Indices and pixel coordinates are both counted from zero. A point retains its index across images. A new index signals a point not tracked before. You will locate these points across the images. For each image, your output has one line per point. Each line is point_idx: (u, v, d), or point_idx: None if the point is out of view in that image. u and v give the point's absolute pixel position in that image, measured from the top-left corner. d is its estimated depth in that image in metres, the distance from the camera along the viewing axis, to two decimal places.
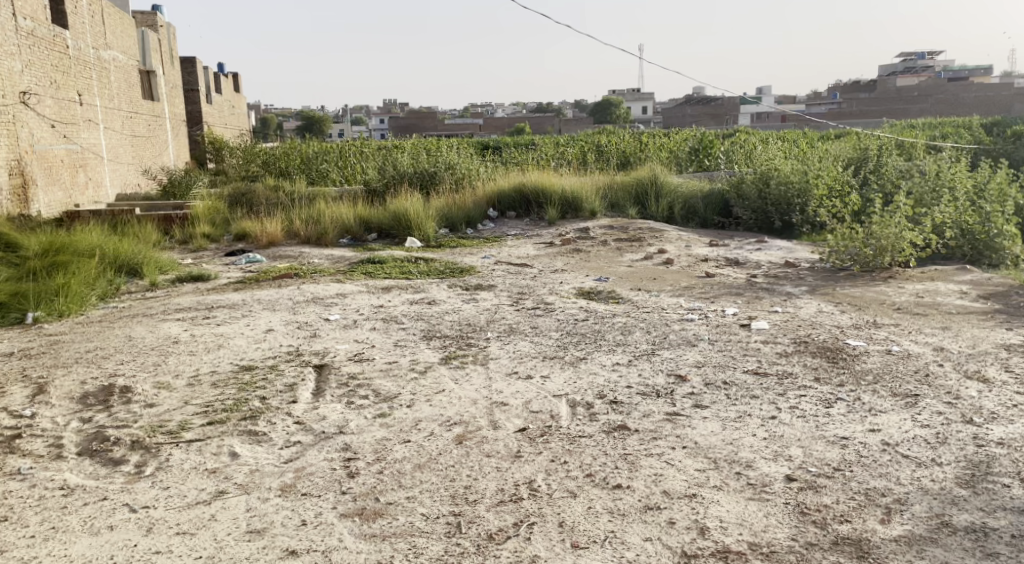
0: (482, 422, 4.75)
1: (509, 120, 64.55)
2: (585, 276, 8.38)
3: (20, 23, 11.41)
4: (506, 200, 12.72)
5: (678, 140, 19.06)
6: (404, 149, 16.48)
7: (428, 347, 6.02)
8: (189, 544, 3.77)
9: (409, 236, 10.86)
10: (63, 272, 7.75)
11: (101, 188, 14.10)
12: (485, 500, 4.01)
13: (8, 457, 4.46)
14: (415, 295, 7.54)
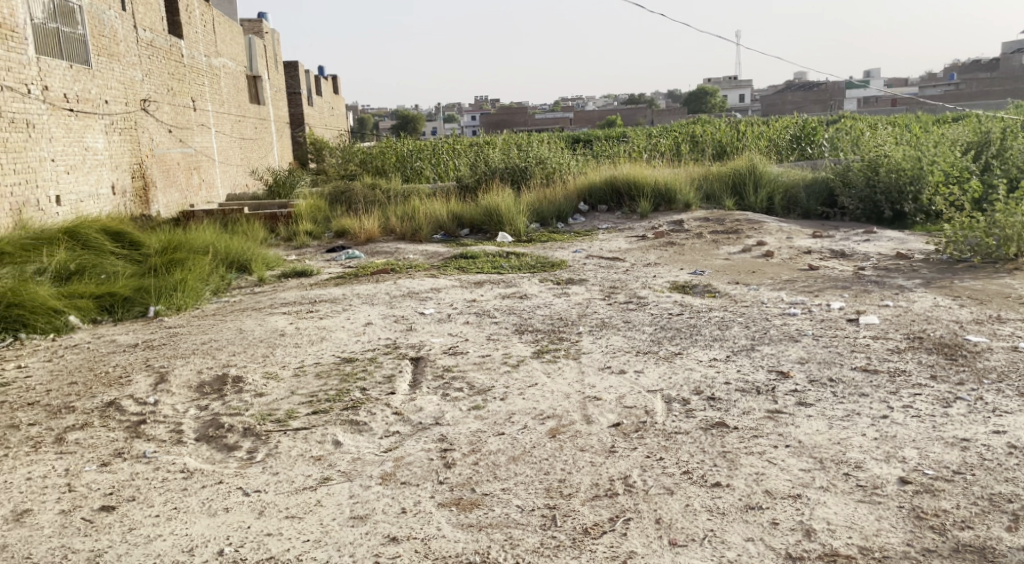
0: (575, 416, 4.84)
1: (602, 114, 64.30)
2: (680, 270, 8.36)
3: (140, 34, 12.05)
4: (598, 193, 12.77)
5: (778, 128, 18.68)
6: (496, 146, 16.63)
7: (520, 341, 6.15)
8: (298, 527, 3.98)
9: (501, 231, 11.01)
10: (180, 268, 8.21)
11: (213, 189, 14.75)
12: (579, 494, 4.10)
13: (134, 441, 4.78)
14: (506, 289, 7.69)
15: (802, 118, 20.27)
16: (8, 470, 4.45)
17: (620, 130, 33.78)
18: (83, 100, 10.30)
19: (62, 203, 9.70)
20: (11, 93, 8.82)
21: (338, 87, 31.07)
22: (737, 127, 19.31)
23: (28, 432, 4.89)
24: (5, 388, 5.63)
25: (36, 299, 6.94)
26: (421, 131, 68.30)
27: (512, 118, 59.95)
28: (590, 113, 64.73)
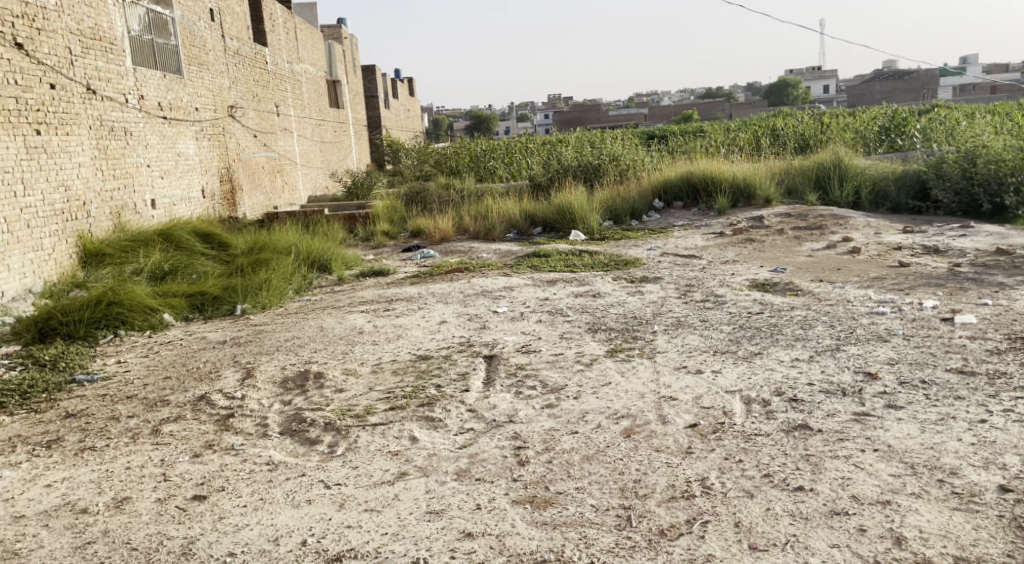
0: (650, 416, 4.88)
1: (678, 108, 63.71)
2: (759, 267, 8.30)
3: (228, 43, 12.49)
4: (673, 190, 12.71)
5: (866, 119, 18.25)
6: (569, 144, 16.61)
7: (593, 339, 6.20)
8: (377, 520, 4.11)
9: (574, 229, 11.06)
10: (264, 268, 8.52)
11: (296, 191, 15.16)
12: (655, 495, 4.14)
13: (223, 434, 5.00)
14: (579, 287, 7.74)
15: (889, 108, 19.74)
16: (108, 459, 4.70)
17: (698, 126, 33.44)
18: (176, 108, 10.73)
19: (157, 207, 10.14)
20: (111, 103, 9.26)
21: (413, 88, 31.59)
22: (820, 119, 18.92)
23: (125, 424, 5.15)
24: (105, 382, 5.93)
25: (133, 297, 7.29)
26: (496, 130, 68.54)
27: (586, 116, 59.84)
28: (666, 108, 64.16)
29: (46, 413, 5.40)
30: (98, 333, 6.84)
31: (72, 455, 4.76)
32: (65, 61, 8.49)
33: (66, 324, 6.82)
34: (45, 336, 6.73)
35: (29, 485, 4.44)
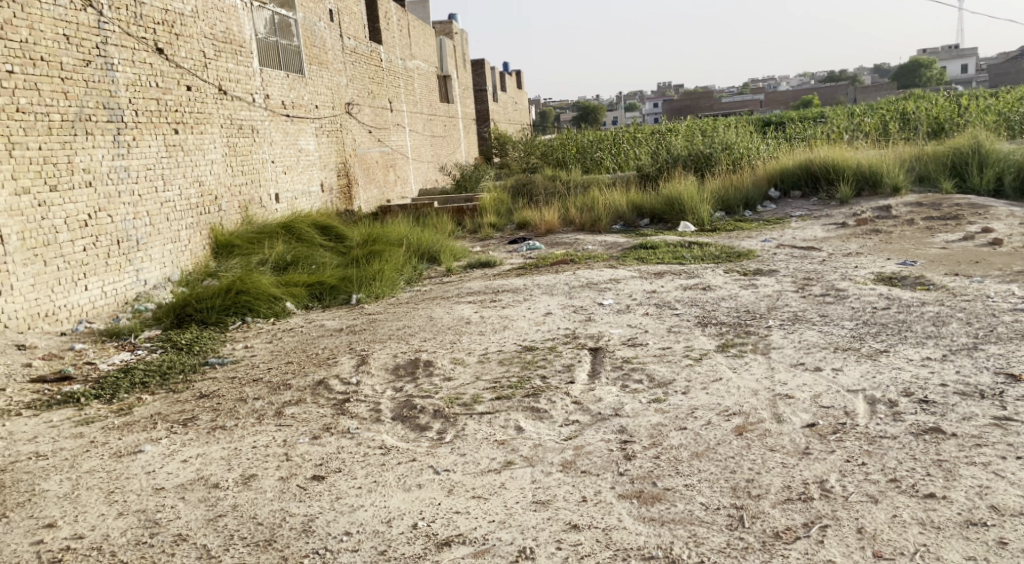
0: (764, 414, 4.85)
1: (796, 93, 61.92)
2: (886, 260, 8.07)
3: (346, 42, 12.91)
4: (792, 178, 12.48)
5: (1010, 101, 17.33)
6: (679, 132, 16.42)
7: (703, 334, 6.18)
8: (484, 507, 4.24)
9: (683, 220, 10.96)
10: (378, 260, 8.83)
11: (407, 184, 15.54)
12: (770, 496, 4.12)
13: (340, 417, 5.23)
14: (688, 280, 7.71)
15: None
16: (237, 438, 4.98)
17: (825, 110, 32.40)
18: (298, 106, 11.18)
19: (280, 201, 10.62)
20: (240, 102, 9.73)
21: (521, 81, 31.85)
22: (958, 101, 18.09)
23: (252, 405, 5.45)
24: (234, 365, 6.29)
25: (259, 286, 7.67)
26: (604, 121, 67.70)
27: (699, 103, 58.86)
28: (784, 94, 62.44)
29: (182, 392, 5.76)
30: (228, 320, 7.25)
31: (204, 433, 5.08)
32: (200, 64, 8.98)
33: (200, 311, 7.26)
34: (182, 322, 7.18)
35: (166, 459, 4.75)
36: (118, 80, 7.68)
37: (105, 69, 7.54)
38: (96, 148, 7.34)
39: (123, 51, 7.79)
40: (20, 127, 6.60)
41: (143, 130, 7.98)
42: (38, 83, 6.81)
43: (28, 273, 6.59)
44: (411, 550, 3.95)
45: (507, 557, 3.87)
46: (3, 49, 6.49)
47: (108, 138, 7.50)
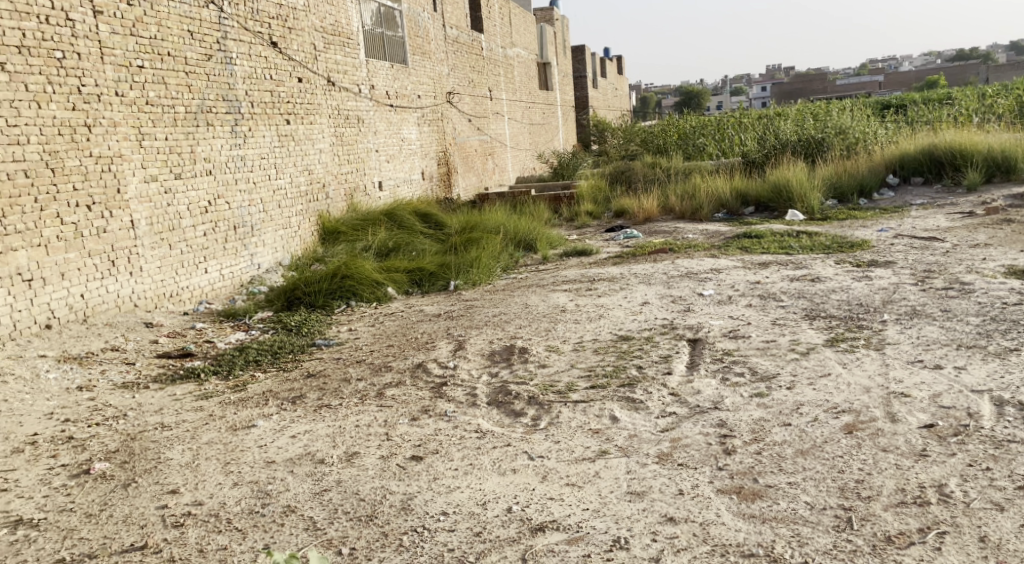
0: (877, 413, 4.73)
1: (914, 76, 59.50)
2: (1016, 253, 7.70)
3: (448, 32, 13.09)
4: (913, 163, 12.02)
5: None
6: (787, 116, 15.97)
7: (811, 327, 6.05)
8: (579, 495, 4.27)
9: (791, 209, 10.71)
10: (475, 247, 8.94)
11: (505, 172, 15.66)
12: (882, 498, 4.03)
13: (438, 401, 5.34)
14: (796, 271, 7.54)
15: None
16: (341, 417, 5.15)
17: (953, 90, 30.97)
18: (401, 96, 11.42)
19: (382, 188, 10.90)
20: (346, 93, 10.03)
21: (622, 68, 31.63)
22: None
23: (355, 386, 5.61)
24: (339, 346, 6.50)
25: (363, 271, 7.88)
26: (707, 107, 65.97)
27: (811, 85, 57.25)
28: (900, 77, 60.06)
29: (292, 371, 5.99)
30: (334, 303, 7.50)
31: (312, 410, 5.26)
32: (311, 56, 9.33)
33: (308, 295, 7.53)
34: (291, 305, 7.48)
35: (277, 434, 4.94)
36: (236, 73, 8.14)
37: (225, 62, 8.00)
38: (215, 138, 7.84)
39: (241, 44, 8.23)
40: (149, 118, 7.12)
41: (258, 120, 8.42)
42: (165, 77, 7.33)
43: (154, 257, 7.13)
44: (506, 533, 4.02)
45: (602, 545, 3.90)
46: (134, 45, 7.02)
47: (227, 129, 7.98)
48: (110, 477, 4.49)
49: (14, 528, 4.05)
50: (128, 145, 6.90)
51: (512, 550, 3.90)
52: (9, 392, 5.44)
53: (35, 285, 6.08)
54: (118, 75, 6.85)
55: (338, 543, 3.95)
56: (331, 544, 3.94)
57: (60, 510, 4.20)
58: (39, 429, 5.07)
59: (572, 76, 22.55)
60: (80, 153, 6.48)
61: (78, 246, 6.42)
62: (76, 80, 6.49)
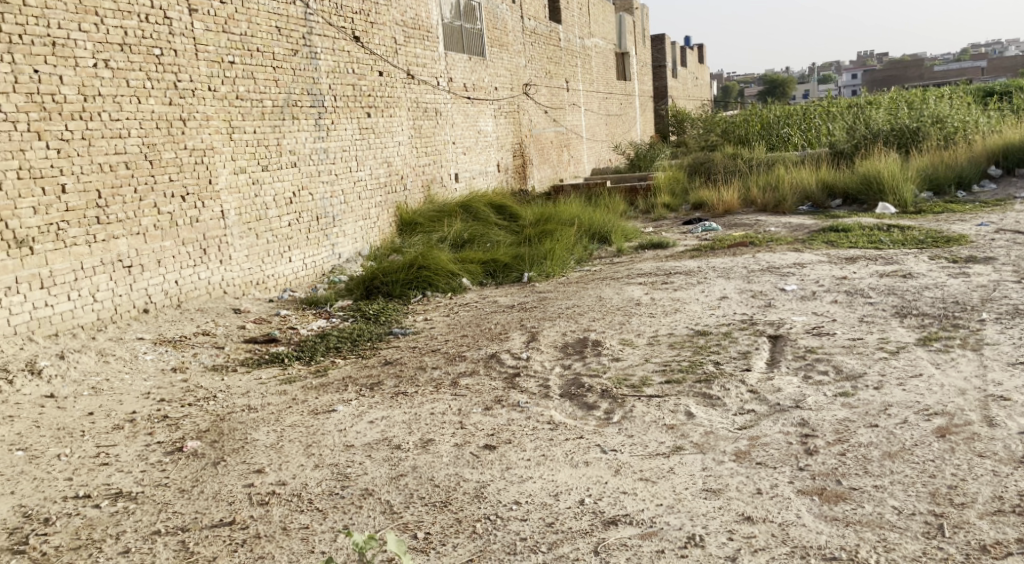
0: (972, 416, 4.53)
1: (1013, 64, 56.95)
2: None
3: (526, 23, 13.05)
4: (1016, 154, 11.49)
5: None
6: (880, 105, 15.42)
7: (901, 325, 5.83)
8: (653, 490, 4.19)
9: (881, 201, 10.36)
10: (549, 238, 8.91)
11: (580, 164, 15.58)
12: (976, 506, 3.85)
13: (510, 391, 5.30)
14: (885, 267, 7.29)
15: None
16: (416, 404, 5.16)
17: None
18: (478, 88, 11.43)
19: (458, 180, 10.95)
20: (426, 86, 10.09)
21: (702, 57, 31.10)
22: None
23: (430, 374, 5.62)
24: (415, 335, 6.53)
25: (439, 262, 7.91)
26: (792, 94, 63.56)
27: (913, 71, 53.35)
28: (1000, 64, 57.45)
29: (370, 358, 6.04)
30: (411, 293, 7.55)
31: (389, 397, 5.29)
32: (391, 49, 9.41)
33: (385, 284, 7.60)
34: (370, 293, 7.57)
35: (355, 419, 4.97)
36: (321, 68, 8.26)
37: (310, 57, 8.13)
38: (300, 131, 7.99)
39: (325, 39, 8.36)
40: (239, 113, 7.31)
41: (341, 113, 8.54)
42: (254, 72, 7.50)
43: (243, 246, 7.36)
44: (578, 525, 3.96)
45: (676, 542, 3.81)
46: (225, 42, 7.21)
47: (311, 122, 8.13)
48: (201, 455, 4.57)
49: (114, 500, 4.15)
50: (219, 138, 7.12)
51: (584, 542, 3.84)
52: (111, 371, 5.68)
53: (134, 271, 6.37)
54: (211, 71, 7.06)
55: (413, 527, 3.95)
56: (406, 528, 3.94)
57: (156, 485, 4.28)
58: (138, 407, 5.21)
59: (651, 66, 22.28)
60: (175, 147, 6.73)
61: (174, 234, 6.70)
62: (173, 76, 6.73)
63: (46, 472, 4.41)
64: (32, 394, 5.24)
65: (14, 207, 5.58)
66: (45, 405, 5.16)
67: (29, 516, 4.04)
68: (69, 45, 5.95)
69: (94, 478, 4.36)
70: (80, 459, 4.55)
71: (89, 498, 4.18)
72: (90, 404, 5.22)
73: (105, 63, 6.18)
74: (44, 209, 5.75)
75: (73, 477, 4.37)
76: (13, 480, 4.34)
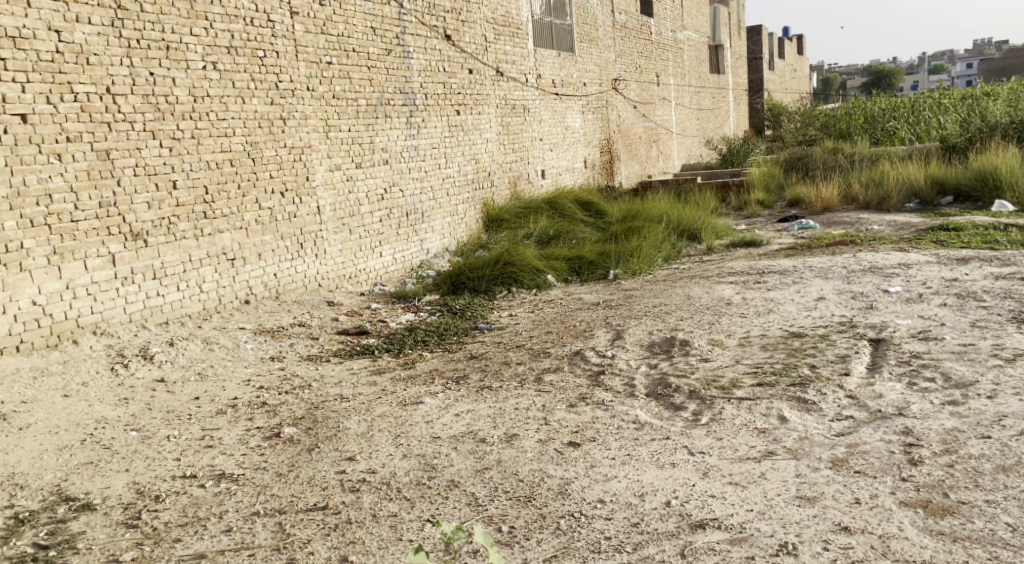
0: None
1: None
2: None
3: (617, 17, 12.88)
4: None
5: None
6: (997, 98, 14.67)
7: (1017, 331, 5.50)
8: (743, 495, 4.03)
9: (997, 199, 9.85)
10: (637, 235, 8.76)
11: (670, 160, 15.34)
12: None
13: (595, 389, 5.19)
14: (999, 269, 6.90)
15: None
16: (501, 399, 5.10)
17: None
18: (567, 84, 11.33)
19: (545, 176, 10.87)
20: (514, 83, 10.03)
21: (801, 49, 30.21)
22: None
23: (515, 369, 5.55)
24: (501, 331, 6.48)
25: (524, 259, 7.87)
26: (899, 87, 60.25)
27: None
28: None
29: (456, 352, 6.01)
30: (496, 290, 7.50)
31: (474, 391, 5.23)
32: (481, 48, 9.38)
33: (472, 279, 7.59)
34: (456, 289, 7.56)
35: (442, 412, 4.93)
36: (413, 66, 8.28)
37: (403, 56, 8.15)
38: (392, 130, 8.02)
39: (418, 39, 8.37)
40: (335, 111, 7.36)
41: (431, 112, 8.56)
42: (350, 72, 7.55)
43: (337, 239, 7.43)
44: (664, 527, 3.82)
45: (766, 549, 3.64)
46: (324, 43, 7.27)
47: (403, 121, 8.15)
48: (296, 441, 4.59)
49: (217, 481, 4.20)
50: (316, 137, 7.18)
51: (671, 544, 3.71)
52: (215, 358, 5.77)
53: (236, 264, 6.52)
54: (310, 72, 7.13)
55: (498, 520, 3.88)
56: (491, 521, 3.88)
57: (255, 468, 4.32)
58: (239, 393, 5.28)
59: (746, 59, 21.76)
60: (276, 145, 6.82)
61: (273, 229, 6.81)
62: (275, 77, 6.82)
63: (156, 452, 4.50)
64: (144, 378, 5.38)
65: (130, 201, 5.79)
66: (156, 388, 5.28)
67: (142, 492, 4.11)
68: (181, 48, 6.09)
69: (199, 459, 4.42)
70: (187, 441, 4.62)
71: (195, 478, 4.24)
72: (196, 389, 5.32)
73: (213, 65, 6.32)
74: (157, 204, 5.96)
75: (181, 457, 4.44)
76: (127, 458, 4.43)
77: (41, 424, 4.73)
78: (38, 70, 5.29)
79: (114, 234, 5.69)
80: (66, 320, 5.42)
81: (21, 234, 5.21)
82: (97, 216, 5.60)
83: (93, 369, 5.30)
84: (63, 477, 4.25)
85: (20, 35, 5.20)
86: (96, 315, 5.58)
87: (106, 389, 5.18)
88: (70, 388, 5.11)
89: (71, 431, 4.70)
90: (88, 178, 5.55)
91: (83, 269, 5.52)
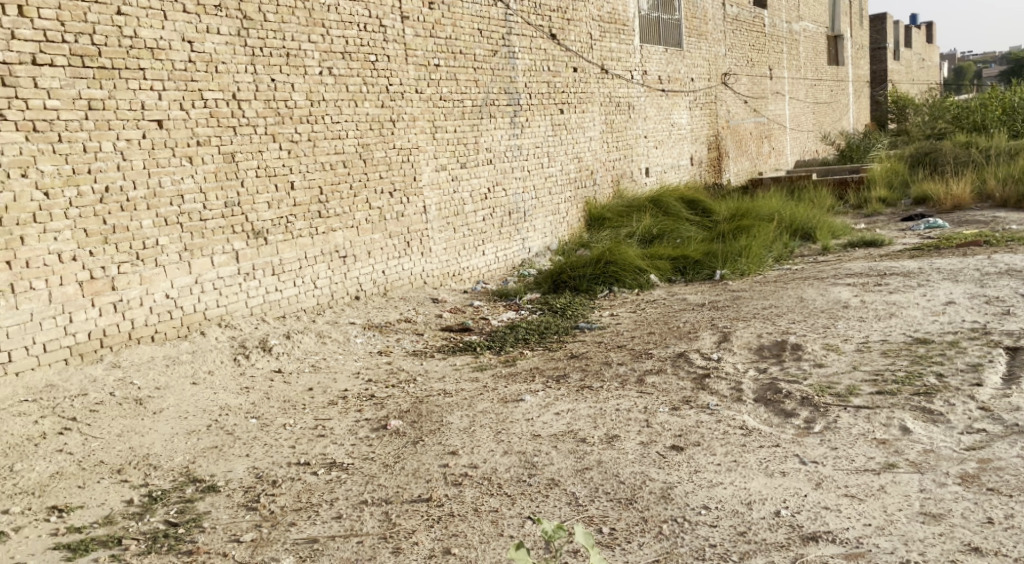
0: None
1: None
2: None
3: (728, 10, 12.50)
4: None
5: None
6: None
7: None
8: (860, 508, 3.75)
9: None
10: (746, 234, 8.44)
11: (782, 156, 14.84)
12: None
13: (699, 392, 4.97)
14: None
15: None
16: (602, 399, 4.93)
17: None
18: (674, 80, 11.05)
19: (650, 174, 10.63)
20: (619, 80, 9.83)
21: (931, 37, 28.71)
22: None
23: (616, 370, 5.38)
24: (602, 331, 6.32)
25: (627, 258, 7.67)
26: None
27: None
28: None
29: (557, 351, 5.87)
30: (597, 289, 7.34)
31: (574, 390, 5.08)
32: (587, 46, 9.21)
33: (573, 278, 7.45)
34: (557, 287, 7.43)
35: (542, 410, 4.80)
36: (518, 66, 8.18)
37: (509, 56, 8.07)
38: (496, 129, 7.95)
39: (524, 39, 8.28)
40: (442, 113, 7.34)
41: (535, 111, 8.45)
42: (457, 73, 7.50)
43: (442, 238, 7.41)
44: (774, 538, 3.59)
45: None
46: (433, 45, 7.24)
47: (507, 120, 8.07)
48: (402, 434, 4.54)
49: (328, 469, 4.17)
50: (424, 137, 7.16)
51: (781, 555, 3.47)
52: (326, 351, 5.79)
53: (347, 261, 6.55)
54: (418, 74, 7.10)
55: (599, 521, 3.72)
56: (592, 522, 3.72)
57: (364, 459, 4.28)
58: (349, 385, 5.27)
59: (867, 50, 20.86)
60: (386, 146, 6.82)
61: (382, 228, 6.83)
62: (386, 80, 6.81)
63: (274, 439, 4.51)
64: (263, 368, 5.42)
65: (253, 201, 5.87)
66: (274, 378, 5.31)
67: (261, 477, 4.11)
68: (300, 55, 6.13)
69: (313, 448, 4.41)
70: (301, 430, 4.63)
71: (309, 465, 4.22)
72: (310, 380, 5.33)
73: (329, 71, 6.35)
74: (277, 204, 6.02)
75: (296, 445, 4.44)
76: (248, 444, 4.45)
77: (173, 409, 4.80)
78: (173, 79, 5.40)
79: (239, 232, 5.78)
80: (195, 312, 5.55)
81: (157, 231, 5.34)
82: (223, 215, 5.69)
83: (218, 359, 5.37)
84: (191, 459, 4.29)
85: (158, 47, 5.32)
86: (222, 308, 5.70)
87: (230, 378, 5.24)
88: (198, 375, 5.18)
89: (199, 416, 4.76)
90: (216, 180, 5.64)
91: (211, 265, 5.63)
